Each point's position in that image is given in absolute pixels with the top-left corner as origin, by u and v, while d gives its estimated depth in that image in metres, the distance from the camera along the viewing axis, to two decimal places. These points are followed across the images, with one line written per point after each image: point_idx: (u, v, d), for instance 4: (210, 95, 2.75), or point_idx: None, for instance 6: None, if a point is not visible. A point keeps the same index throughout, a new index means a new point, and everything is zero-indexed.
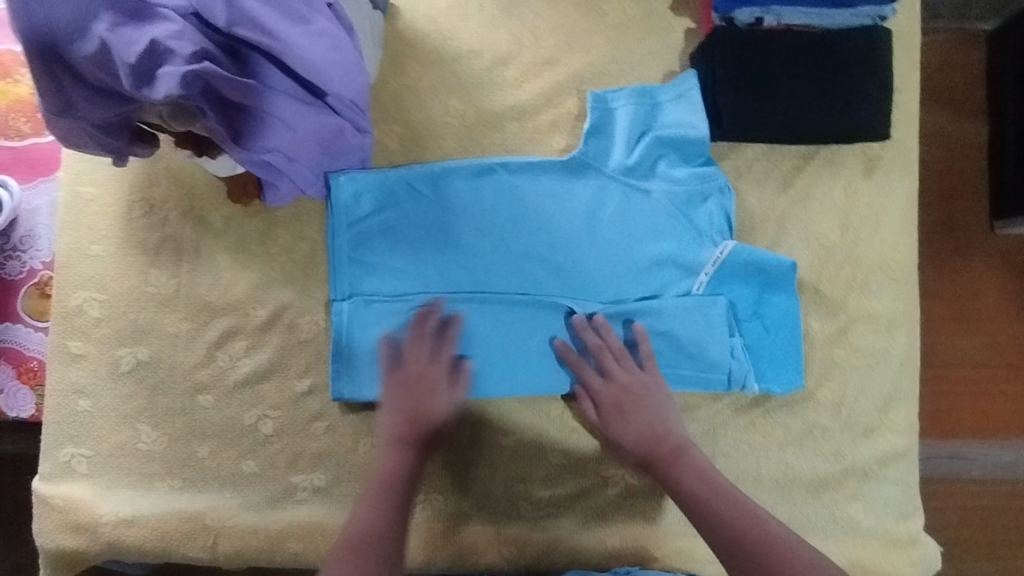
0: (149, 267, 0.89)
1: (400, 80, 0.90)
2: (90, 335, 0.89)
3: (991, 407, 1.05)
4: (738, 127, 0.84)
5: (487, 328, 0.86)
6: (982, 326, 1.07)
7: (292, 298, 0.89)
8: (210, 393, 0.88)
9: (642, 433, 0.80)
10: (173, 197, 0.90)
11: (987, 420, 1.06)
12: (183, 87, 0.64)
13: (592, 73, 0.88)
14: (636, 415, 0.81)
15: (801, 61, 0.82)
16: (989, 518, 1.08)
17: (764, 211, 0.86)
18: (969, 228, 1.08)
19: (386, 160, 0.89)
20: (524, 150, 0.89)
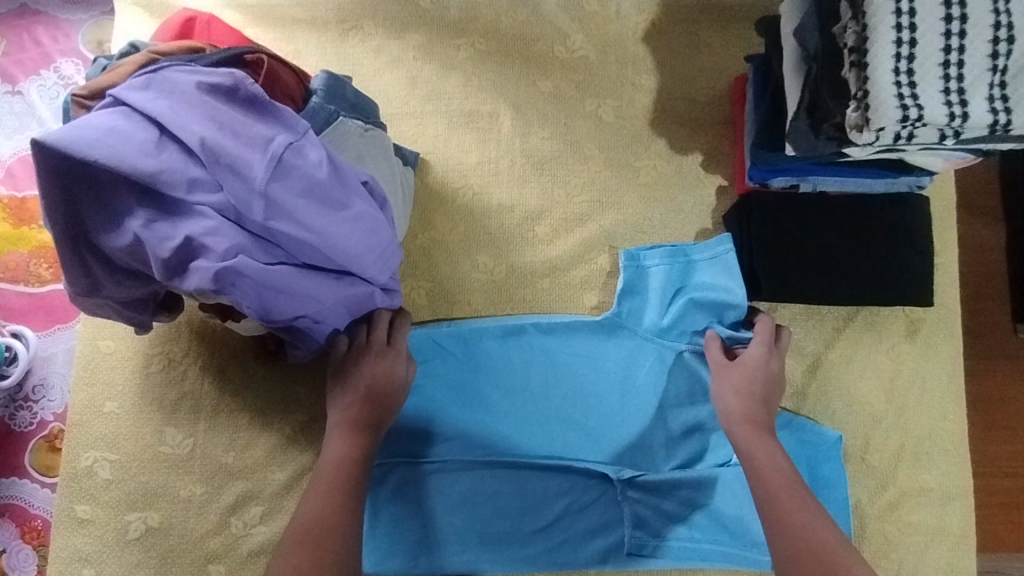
0: (165, 425, 0.86)
1: (430, 236, 0.89)
2: (99, 498, 0.85)
3: None
4: (777, 293, 0.82)
5: (520, 499, 0.81)
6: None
7: (312, 460, 0.85)
8: (222, 563, 0.83)
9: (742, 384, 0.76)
10: (193, 352, 0.88)
11: None
12: (215, 283, 0.63)
13: (624, 230, 0.87)
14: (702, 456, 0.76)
15: (836, 227, 0.81)
16: None
17: (805, 374, 0.83)
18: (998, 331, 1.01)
19: (414, 316, 0.87)
20: (555, 307, 0.87)
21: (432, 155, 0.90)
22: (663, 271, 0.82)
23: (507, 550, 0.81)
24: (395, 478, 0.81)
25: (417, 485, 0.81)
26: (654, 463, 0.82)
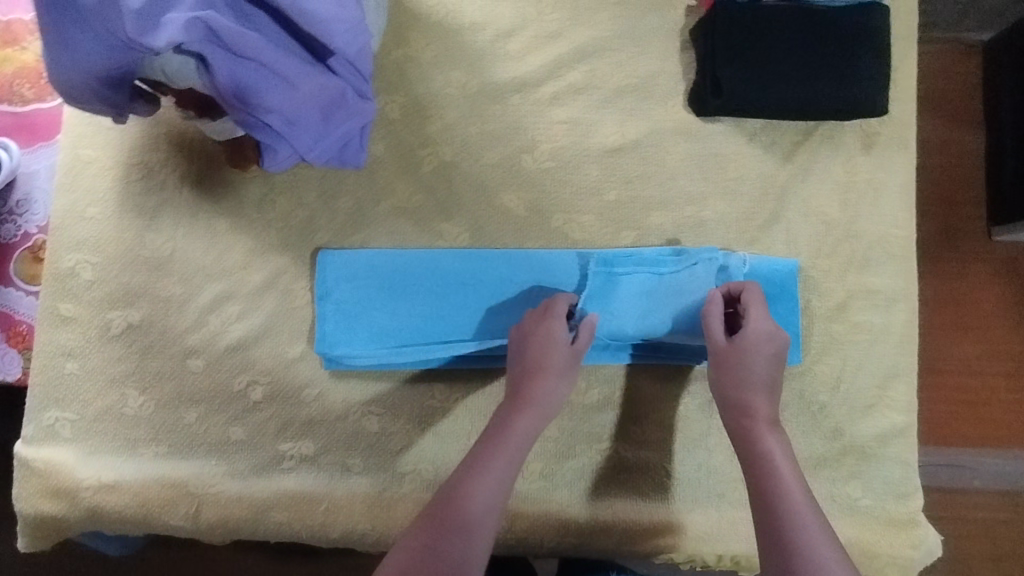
0: (145, 230, 0.89)
1: (403, 51, 0.90)
2: (82, 297, 0.88)
3: (988, 414, 1.09)
4: (738, 98, 0.82)
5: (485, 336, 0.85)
6: (981, 334, 1.10)
7: (287, 264, 0.88)
8: (200, 358, 0.87)
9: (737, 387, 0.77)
10: (172, 163, 0.90)
11: (987, 427, 1.09)
12: (184, 33, 0.66)
13: (595, 47, 0.89)
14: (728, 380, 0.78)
15: (802, 35, 0.82)
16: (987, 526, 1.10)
17: (765, 184, 0.86)
18: (964, 236, 1.12)
19: (387, 129, 0.89)
20: (525, 122, 0.88)
21: None
22: (638, 282, 0.83)
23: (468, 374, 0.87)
24: (363, 316, 0.85)
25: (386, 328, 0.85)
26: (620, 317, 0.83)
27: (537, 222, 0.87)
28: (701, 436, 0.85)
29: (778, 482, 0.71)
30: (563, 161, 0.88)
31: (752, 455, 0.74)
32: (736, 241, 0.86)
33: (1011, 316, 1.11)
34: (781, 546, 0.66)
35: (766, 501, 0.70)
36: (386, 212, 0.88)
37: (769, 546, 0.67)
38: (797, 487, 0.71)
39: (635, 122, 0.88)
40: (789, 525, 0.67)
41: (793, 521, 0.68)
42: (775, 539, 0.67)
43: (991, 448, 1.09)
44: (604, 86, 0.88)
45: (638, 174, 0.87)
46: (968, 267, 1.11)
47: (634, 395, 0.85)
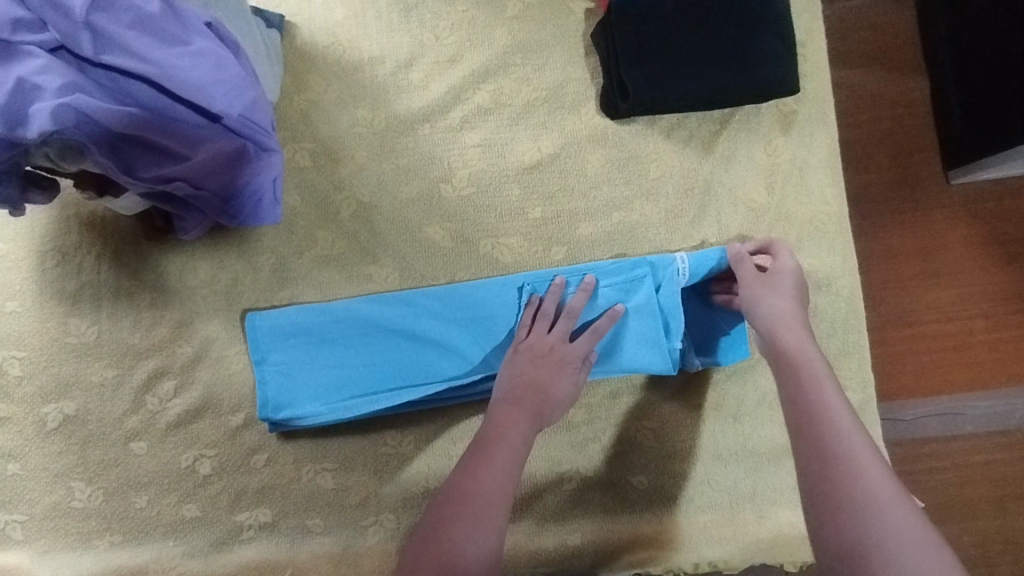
0: (69, 317, 0.87)
1: (305, 96, 0.88)
2: (13, 395, 0.86)
3: (971, 360, 1.01)
4: (645, 96, 0.80)
5: (429, 377, 0.83)
6: (951, 278, 1.02)
7: (219, 329, 0.86)
8: (143, 439, 0.85)
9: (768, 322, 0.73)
10: (85, 244, 0.87)
11: (972, 373, 1.01)
12: (54, 121, 0.63)
13: (497, 65, 0.87)
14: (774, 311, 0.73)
15: (701, 25, 0.80)
16: (990, 474, 1.01)
17: (688, 179, 0.84)
18: (925, 184, 1.04)
19: (301, 179, 0.87)
20: (438, 151, 0.86)
21: (296, 17, 0.88)
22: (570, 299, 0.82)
23: (418, 415, 0.85)
24: (302, 374, 0.83)
25: (326, 385, 0.83)
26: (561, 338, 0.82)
27: (464, 251, 0.86)
28: (661, 442, 0.82)
29: (821, 407, 0.63)
30: (482, 186, 0.86)
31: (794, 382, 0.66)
32: (668, 241, 0.84)
33: (981, 255, 1.03)
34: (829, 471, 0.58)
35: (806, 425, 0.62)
36: (310, 262, 0.86)
37: (813, 468, 0.59)
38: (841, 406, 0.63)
39: (549, 134, 0.86)
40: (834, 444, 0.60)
41: (837, 443, 0.60)
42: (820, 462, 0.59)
43: (978, 393, 1.01)
44: (513, 102, 0.86)
45: (558, 188, 0.85)
46: (929, 211, 1.03)
47: (587, 413, 0.83)
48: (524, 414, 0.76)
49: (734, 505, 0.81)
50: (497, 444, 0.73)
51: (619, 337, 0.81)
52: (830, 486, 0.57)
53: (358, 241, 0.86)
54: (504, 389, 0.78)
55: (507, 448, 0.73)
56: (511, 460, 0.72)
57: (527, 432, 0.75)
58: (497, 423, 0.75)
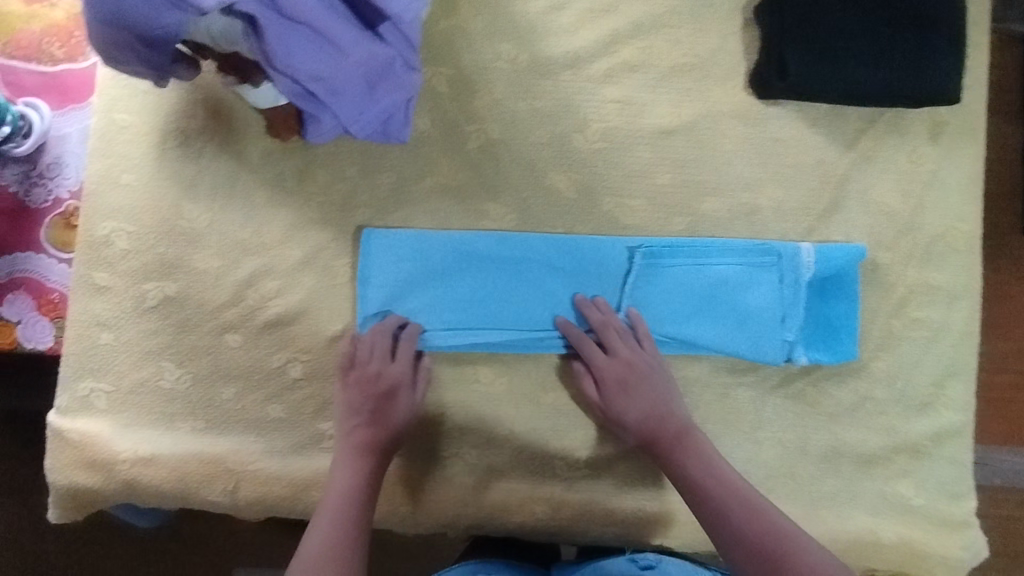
0: (182, 200, 0.86)
1: (451, 21, 0.86)
2: (117, 267, 0.86)
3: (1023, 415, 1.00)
4: (805, 79, 0.78)
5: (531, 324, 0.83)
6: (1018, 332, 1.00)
7: (329, 240, 0.86)
8: (239, 333, 0.85)
9: (649, 408, 0.80)
10: (209, 130, 0.87)
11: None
12: None
13: (652, 22, 0.85)
14: (644, 393, 0.80)
15: (870, 19, 0.79)
16: None
17: (826, 172, 0.83)
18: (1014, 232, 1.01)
19: (434, 104, 0.86)
20: (578, 99, 0.85)
21: None
22: (687, 272, 0.81)
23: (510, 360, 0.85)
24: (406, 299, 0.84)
25: (428, 314, 0.84)
26: (668, 311, 0.81)
27: (586, 205, 0.84)
28: (750, 428, 0.83)
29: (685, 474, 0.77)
30: (615, 142, 0.84)
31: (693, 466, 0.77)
32: (795, 231, 0.83)
33: None
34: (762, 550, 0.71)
35: (715, 509, 0.74)
36: (431, 189, 0.86)
37: (739, 545, 0.72)
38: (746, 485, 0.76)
39: (691, 103, 0.84)
40: (763, 527, 0.72)
41: (703, 500, 0.75)
42: (747, 548, 0.71)
43: None
44: (660, 65, 0.85)
45: (692, 158, 0.84)
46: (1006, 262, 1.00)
47: (682, 386, 0.83)
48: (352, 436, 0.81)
49: (813, 501, 0.82)
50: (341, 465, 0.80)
51: (727, 319, 0.81)
52: (764, 551, 0.71)
53: (483, 176, 0.85)
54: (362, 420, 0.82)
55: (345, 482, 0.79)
56: (340, 502, 0.77)
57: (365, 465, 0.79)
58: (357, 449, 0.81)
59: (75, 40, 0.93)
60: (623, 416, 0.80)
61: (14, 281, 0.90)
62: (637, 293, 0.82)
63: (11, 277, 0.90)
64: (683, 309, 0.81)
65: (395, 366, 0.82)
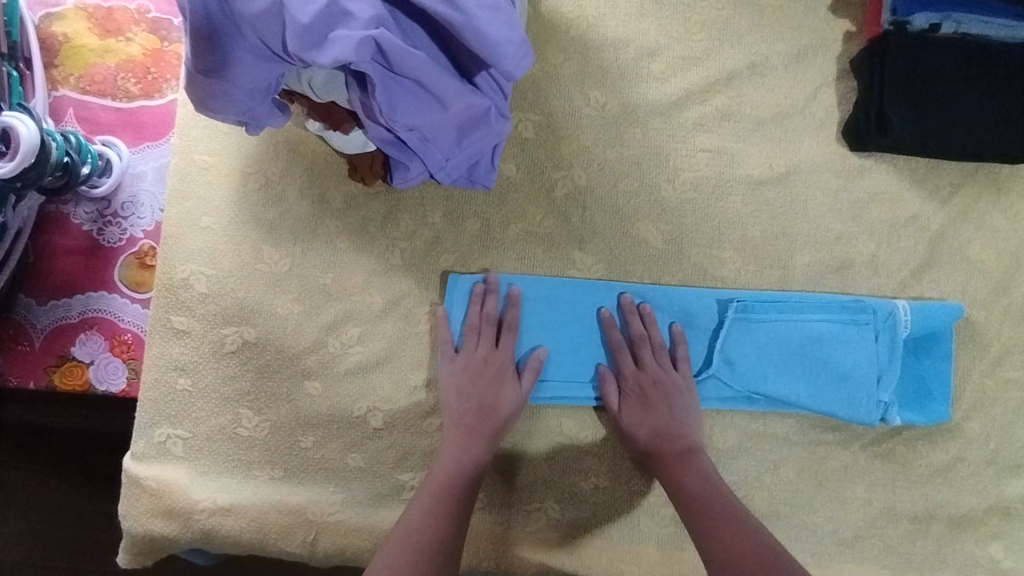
0: (262, 243, 0.85)
1: (541, 66, 0.85)
2: (195, 311, 0.84)
3: None
4: (907, 135, 0.77)
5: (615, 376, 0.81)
6: None
7: (412, 287, 0.85)
8: (319, 380, 0.84)
9: (661, 426, 0.78)
10: (291, 172, 0.86)
11: None
12: (356, 52, 0.60)
13: (744, 71, 0.84)
14: (660, 411, 0.78)
15: (972, 75, 0.78)
16: None
17: (920, 227, 0.82)
18: None
19: (521, 150, 0.85)
20: (667, 148, 0.84)
21: None
22: (780, 327, 0.79)
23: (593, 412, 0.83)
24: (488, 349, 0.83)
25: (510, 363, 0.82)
26: (758, 367, 0.79)
27: (675, 255, 0.83)
28: (842, 487, 0.80)
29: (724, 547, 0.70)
30: (704, 192, 0.83)
31: (685, 483, 0.75)
32: (887, 287, 0.82)
33: None
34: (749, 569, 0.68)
35: (703, 523, 0.72)
36: (515, 236, 0.84)
37: None
38: (737, 505, 0.73)
39: (783, 154, 0.83)
40: (753, 550, 0.69)
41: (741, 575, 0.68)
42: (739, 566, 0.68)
43: None
44: (752, 114, 0.84)
45: (784, 210, 0.83)
46: None
47: (772, 443, 0.81)
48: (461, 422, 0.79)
49: (905, 564, 0.79)
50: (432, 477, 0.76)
51: (820, 376, 0.78)
52: None
53: (569, 224, 0.84)
54: (451, 406, 0.79)
55: (417, 525, 0.72)
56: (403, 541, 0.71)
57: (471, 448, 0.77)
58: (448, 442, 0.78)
59: (152, 76, 0.92)
60: (631, 429, 0.78)
61: (87, 321, 0.89)
62: (726, 347, 0.80)
63: (83, 318, 0.89)
64: (775, 365, 0.79)
65: (483, 347, 0.81)
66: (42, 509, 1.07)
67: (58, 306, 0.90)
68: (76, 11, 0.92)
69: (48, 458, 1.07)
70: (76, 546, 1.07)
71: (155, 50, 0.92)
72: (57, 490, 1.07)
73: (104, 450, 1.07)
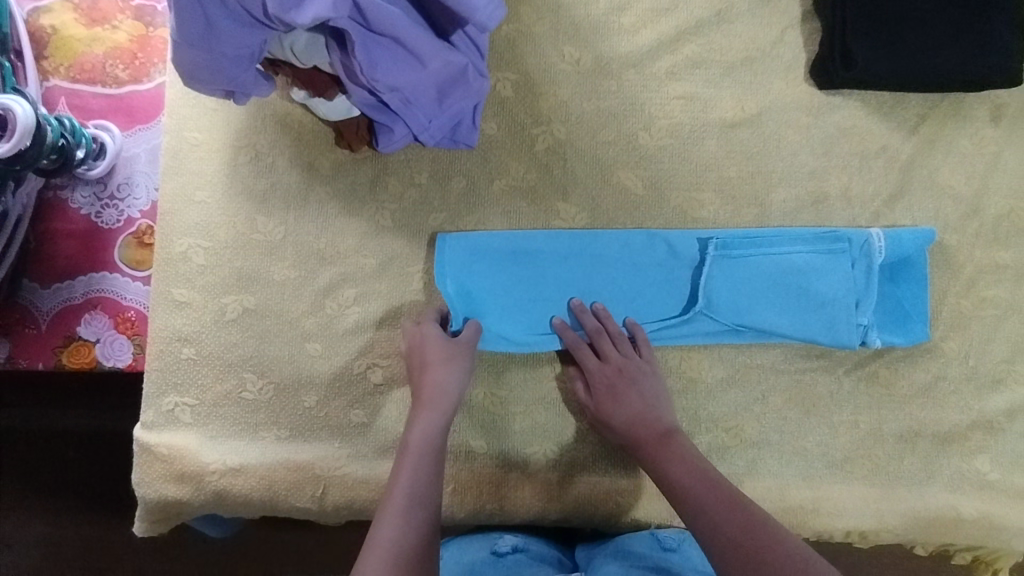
0: (256, 213, 0.88)
1: (514, 26, 0.88)
2: (195, 282, 0.87)
3: None
4: (871, 66, 0.80)
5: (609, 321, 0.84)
6: None
7: (403, 247, 0.87)
8: (318, 341, 0.86)
9: (635, 412, 0.80)
10: (280, 144, 0.89)
11: None
12: (334, 9, 0.63)
13: (711, 19, 0.87)
14: (631, 398, 0.80)
15: (931, 6, 0.80)
16: None
17: (890, 158, 0.85)
18: None
19: (500, 108, 0.87)
20: (642, 98, 0.87)
21: None
22: (758, 261, 0.82)
23: None
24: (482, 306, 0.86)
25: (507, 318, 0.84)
26: (741, 302, 0.82)
27: (655, 200, 0.86)
28: (828, 411, 0.83)
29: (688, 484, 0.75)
30: (680, 137, 0.86)
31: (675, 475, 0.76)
32: (861, 218, 0.85)
33: None
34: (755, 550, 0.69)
35: (696, 508, 0.73)
36: (500, 191, 0.87)
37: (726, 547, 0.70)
38: (732, 490, 0.75)
39: (753, 96, 0.86)
40: (755, 532, 0.70)
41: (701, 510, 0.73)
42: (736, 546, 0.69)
43: None
44: (722, 59, 0.86)
45: (757, 149, 0.86)
46: None
47: (759, 373, 0.84)
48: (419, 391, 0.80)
49: (893, 482, 0.82)
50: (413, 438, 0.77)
51: (799, 307, 0.81)
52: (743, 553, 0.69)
53: (551, 177, 0.87)
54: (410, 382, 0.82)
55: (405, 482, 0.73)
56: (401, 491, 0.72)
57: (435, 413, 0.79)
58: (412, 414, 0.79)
59: (140, 61, 0.95)
60: (608, 421, 0.80)
61: (91, 302, 0.92)
62: (709, 284, 0.83)
63: (86, 298, 0.92)
64: (755, 297, 0.82)
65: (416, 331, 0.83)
66: (53, 501, 1.09)
67: (62, 288, 0.92)
68: (62, 4, 0.95)
69: (59, 450, 1.09)
70: (88, 539, 1.09)
71: (141, 36, 0.95)
72: (66, 483, 1.08)
73: (113, 443, 1.09)
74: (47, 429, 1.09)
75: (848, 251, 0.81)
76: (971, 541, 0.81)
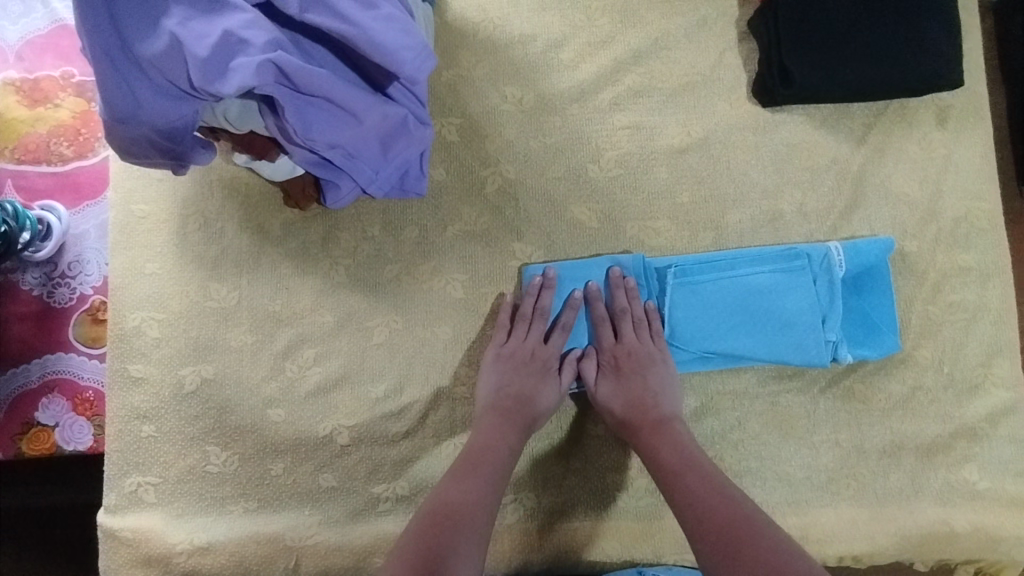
0: (208, 281, 0.86)
1: (454, 71, 0.88)
2: (151, 357, 0.85)
3: None
4: (811, 84, 0.80)
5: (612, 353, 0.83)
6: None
7: (360, 301, 0.86)
8: (280, 407, 0.84)
9: (634, 395, 0.78)
10: (229, 209, 0.87)
11: None
12: (257, 77, 0.60)
13: (649, 47, 0.87)
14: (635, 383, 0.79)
15: (864, 17, 0.80)
16: None
17: (841, 171, 0.84)
18: (1014, 208, 1.01)
19: (447, 153, 0.87)
20: (588, 131, 0.86)
21: None
22: (720, 285, 0.80)
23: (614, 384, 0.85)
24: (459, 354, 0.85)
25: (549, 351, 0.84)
26: (708, 328, 0.80)
27: (611, 232, 0.85)
28: (806, 432, 0.81)
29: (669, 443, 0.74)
30: (630, 168, 0.85)
31: (671, 460, 0.73)
32: (819, 233, 0.84)
33: None
34: (734, 549, 0.64)
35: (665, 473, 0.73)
36: (454, 237, 0.86)
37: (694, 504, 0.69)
38: (723, 479, 0.71)
39: (699, 120, 0.86)
40: (742, 529, 0.66)
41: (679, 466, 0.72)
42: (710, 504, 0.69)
43: None
44: (664, 86, 0.86)
45: (708, 173, 0.85)
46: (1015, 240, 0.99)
47: (732, 400, 0.82)
48: (505, 406, 0.79)
49: (881, 500, 0.80)
50: (474, 456, 0.75)
51: (767, 328, 0.79)
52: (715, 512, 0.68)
53: (505, 218, 0.86)
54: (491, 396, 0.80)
55: (457, 498, 0.71)
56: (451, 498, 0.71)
57: (509, 435, 0.77)
58: (482, 429, 0.78)
59: (84, 137, 0.94)
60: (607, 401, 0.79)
61: (47, 385, 0.90)
62: (673, 313, 0.81)
63: (43, 381, 0.90)
64: (725, 321, 0.79)
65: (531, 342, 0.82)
66: None
67: (18, 373, 0.90)
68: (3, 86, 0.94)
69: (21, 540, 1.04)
70: None
71: (84, 111, 0.95)
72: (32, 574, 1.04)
73: (78, 526, 1.04)
74: (7, 521, 1.04)
75: (809, 266, 0.79)
76: (966, 555, 0.79)
